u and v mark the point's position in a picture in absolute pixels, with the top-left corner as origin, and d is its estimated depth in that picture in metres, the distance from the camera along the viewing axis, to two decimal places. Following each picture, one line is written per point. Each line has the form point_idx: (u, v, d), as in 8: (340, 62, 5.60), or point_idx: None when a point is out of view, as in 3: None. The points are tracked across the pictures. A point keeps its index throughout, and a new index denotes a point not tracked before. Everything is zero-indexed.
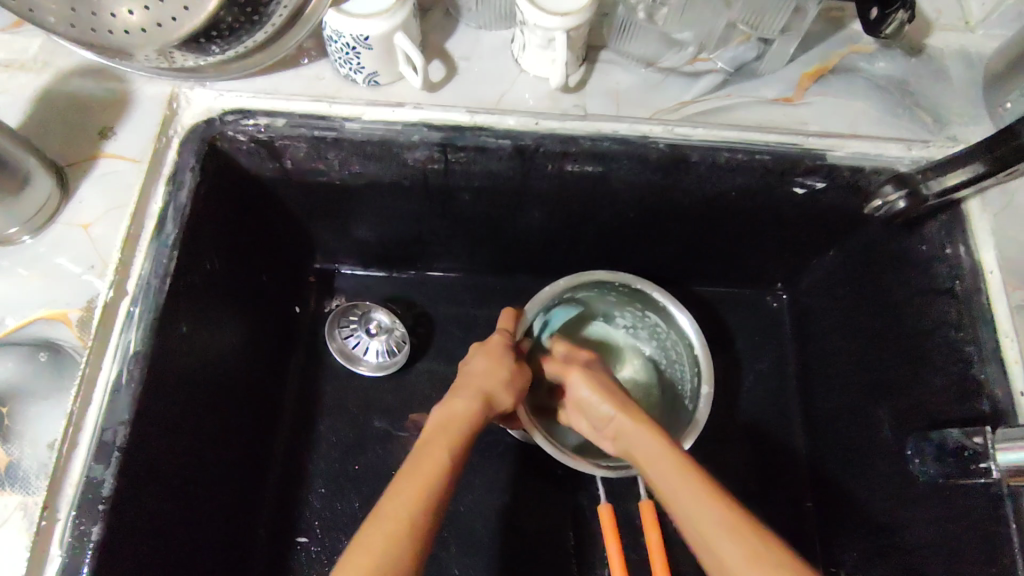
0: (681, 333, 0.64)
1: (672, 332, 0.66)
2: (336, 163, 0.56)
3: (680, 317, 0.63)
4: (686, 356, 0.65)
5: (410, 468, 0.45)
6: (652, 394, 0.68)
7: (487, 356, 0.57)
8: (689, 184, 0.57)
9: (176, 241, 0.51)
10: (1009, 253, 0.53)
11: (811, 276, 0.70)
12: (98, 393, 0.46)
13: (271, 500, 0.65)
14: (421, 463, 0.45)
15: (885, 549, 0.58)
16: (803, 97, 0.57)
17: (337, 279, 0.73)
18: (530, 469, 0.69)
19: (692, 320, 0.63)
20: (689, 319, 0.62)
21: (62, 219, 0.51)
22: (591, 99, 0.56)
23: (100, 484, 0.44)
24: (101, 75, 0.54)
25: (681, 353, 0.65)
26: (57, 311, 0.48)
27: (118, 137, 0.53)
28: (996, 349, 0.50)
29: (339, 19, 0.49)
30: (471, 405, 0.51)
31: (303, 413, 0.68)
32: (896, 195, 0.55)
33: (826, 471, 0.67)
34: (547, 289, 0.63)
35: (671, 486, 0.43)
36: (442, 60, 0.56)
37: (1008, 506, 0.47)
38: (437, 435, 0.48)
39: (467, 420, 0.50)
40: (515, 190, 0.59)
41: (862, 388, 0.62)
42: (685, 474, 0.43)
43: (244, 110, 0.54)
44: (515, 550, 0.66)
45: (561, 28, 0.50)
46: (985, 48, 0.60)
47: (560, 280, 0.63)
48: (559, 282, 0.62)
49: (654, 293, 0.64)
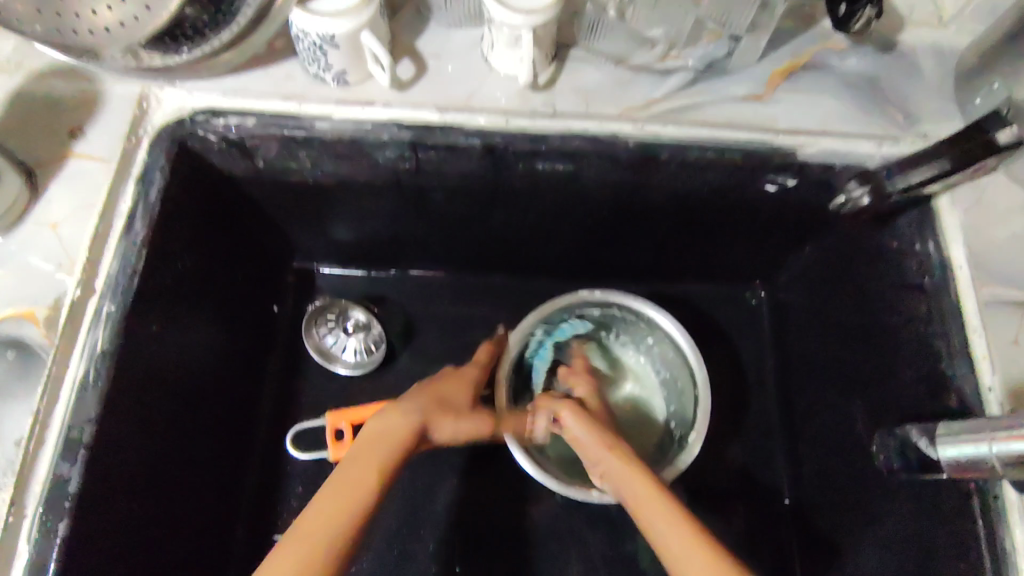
0: (678, 350, 0.65)
1: (669, 349, 0.66)
2: (308, 162, 0.56)
3: (676, 334, 0.64)
4: (689, 389, 0.64)
5: (338, 480, 0.46)
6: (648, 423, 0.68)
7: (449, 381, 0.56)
8: (661, 182, 0.57)
9: (145, 240, 0.51)
10: (978, 249, 0.53)
11: (787, 273, 0.70)
12: (65, 391, 0.47)
13: (248, 500, 0.65)
14: (351, 477, 0.46)
15: (858, 545, 0.58)
16: (773, 94, 0.57)
17: (316, 278, 0.74)
18: (508, 467, 0.69)
19: (695, 349, 0.63)
20: (693, 350, 0.62)
21: (32, 219, 0.51)
22: (560, 98, 0.56)
23: (66, 482, 0.45)
24: (72, 76, 0.55)
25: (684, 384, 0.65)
26: (23, 310, 0.48)
27: (88, 138, 0.53)
28: (963, 343, 0.50)
29: (304, 18, 0.49)
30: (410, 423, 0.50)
31: (280, 412, 0.68)
32: (859, 191, 0.55)
33: (803, 467, 0.67)
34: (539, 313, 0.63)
35: (643, 509, 0.46)
36: (412, 60, 0.57)
37: (975, 501, 0.47)
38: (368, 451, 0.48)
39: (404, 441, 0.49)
40: (487, 188, 0.59)
41: (837, 386, 0.62)
42: (654, 498, 0.46)
43: (214, 110, 0.54)
44: (491, 549, 0.66)
45: (527, 26, 0.50)
46: (958, 44, 0.60)
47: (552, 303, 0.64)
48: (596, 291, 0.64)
49: (650, 311, 0.65)
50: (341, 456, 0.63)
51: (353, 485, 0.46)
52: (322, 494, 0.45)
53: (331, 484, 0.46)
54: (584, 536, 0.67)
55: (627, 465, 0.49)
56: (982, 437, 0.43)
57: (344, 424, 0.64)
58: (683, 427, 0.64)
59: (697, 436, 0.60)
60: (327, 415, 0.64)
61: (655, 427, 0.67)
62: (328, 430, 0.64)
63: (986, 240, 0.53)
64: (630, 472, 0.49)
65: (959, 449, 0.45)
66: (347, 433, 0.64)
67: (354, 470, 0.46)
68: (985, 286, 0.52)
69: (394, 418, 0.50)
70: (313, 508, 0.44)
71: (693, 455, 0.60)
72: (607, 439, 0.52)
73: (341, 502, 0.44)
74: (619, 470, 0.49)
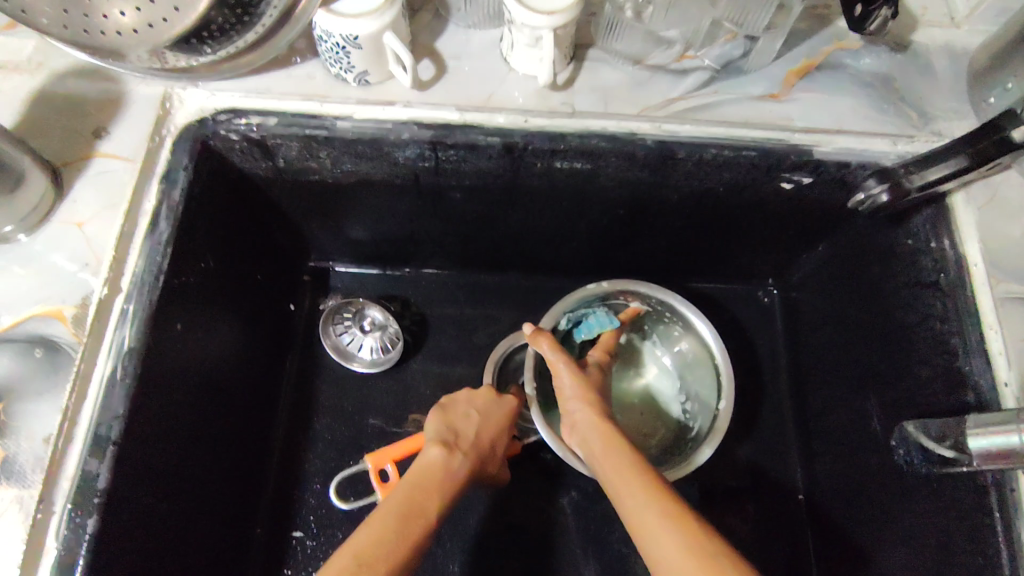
0: (701, 340, 0.66)
1: (690, 340, 0.67)
2: (327, 161, 0.57)
3: (699, 324, 0.65)
4: (704, 365, 0.66)
5: (404, 512, 0.48)
6: (665, 408, 0.68)
7: (494, 416, 0.61)
8: (677, 180, 0.58)
9: (169, 238, 0.51)
10: (993, 246, 0.53)
11: (801, 270, 0.70)
12: (93, 387, 0.47)
13: (267, 497, 0.66)
14: (414, 513, 0.49)
15: (875, 541, 0.58)
16: (789, 93, 0.58)
17: (332, 278, 0.74)
18: (525, 464, 0.69)
19: (711, 326, 0.65)
20: (708, 327, 0.64)
21: (57, 218, 0.51)
22: (579, 97, 0.57)
23: (95, 478, 0.45)
24: (96, 76, 0.55)
25: (695, 363, 0.67)
26: (52, 308, 0.49)
27: (113, 137, 0.54)
28: (980, 340, 0.50)
29: (328, 19, 0.50)
30: (463, 467, 0.55)
31: (298, 411, 0.69)
32: (878, 189, 0.55)
33: (818, 464, 0.67)
34: (559, 306, 0.65)
35: (590, 444, 0.53)
36: (432, 60, 0.57)
37: (992, 495, 0.48)
38: (427, 486, 0.52)
39: (456, 484, 0.53)
40: (506, 187, 0.59)
41: (852, 382, 0.63)
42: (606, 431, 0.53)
43: (236, 110, 0.54)
44: (509, 545, 0.67)
45: (548, 26, 0.51)
46: (971, 43, 0.61)
47: (571, 298, 0.65)
48: (604, 284, 0.66)
49: (675, 300, 0.66)
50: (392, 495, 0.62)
51: (418, 518, 0.49)
52: (384, 515, 0.48)
53: (389, 508, 0.49)
54: (599, 533, 0.67)
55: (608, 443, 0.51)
56: (1012, 428, 0.43)
57: (388, 464, 0.63)
58: (703, 400, 0.66)
59: (726, 406, 0.62)
60: (369, 457, 0.63)
61: (667, 419, 0.68)
62: (372, 472, 0.63)
63: (1002, 237, 0.53)
64: (611, 444, 0.51)
65: (991, 440, 0.44)
66: (393, 472, 0.63)
67: (415, 500, 0.50)
68: (1001, 282, 0.52)
69: (455, 459, 0.55)
70: (382, 533, 0.46)
71: (714, 449, 0.60)
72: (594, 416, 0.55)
73: (405, 525, 0.47)
74: (600, 442, 0.52)
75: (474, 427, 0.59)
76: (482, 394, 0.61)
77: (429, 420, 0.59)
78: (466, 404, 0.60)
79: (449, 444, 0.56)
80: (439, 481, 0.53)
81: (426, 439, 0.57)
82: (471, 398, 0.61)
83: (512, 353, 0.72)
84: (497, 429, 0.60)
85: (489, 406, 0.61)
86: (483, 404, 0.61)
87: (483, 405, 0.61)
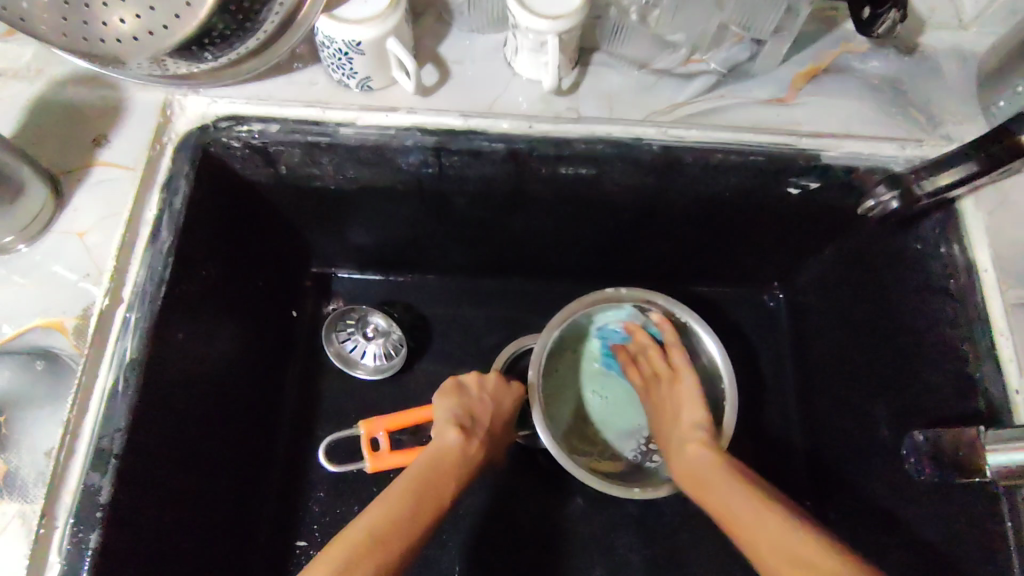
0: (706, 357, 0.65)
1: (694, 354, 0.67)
2: (330, 168, 0.56)
3: (707, 341, 0.64)
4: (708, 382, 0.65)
5: (420, 490, 0.48)
6: None
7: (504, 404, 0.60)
8: (684, 186, 0.57)
9: (170, 247, 0.51)
10: (1003, 250, 0.52)
11: (806, 275, 0.70)
12: (95, 401, 0.47)
13: (269, 508, 0.65)
14: (427, 492, 0.48)
15: (882, 548, 0.58)
16: (796, 97, 0.57)
17: (334, 283, 0.73)
18: (530, 471, 0.69)
19: (716, 339, 0.64)
20: (716, 344, 0.63)
21: (57, 228, 0.51)
22: (583, 102, 0.56)
23: (97, 492, 0.45)
24: (96, 84, 0.55)
25: (702, 375, 0.66)
26: (52, 319, 0.48)
27: (113, 144, 0.53)
28: (990, 348, 0.50)
29: (331, 25, 0.49)
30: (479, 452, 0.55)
31: (303, 418, 0.68)
32: (888, 196, 0.55)
33: (825, 470, 0.67)
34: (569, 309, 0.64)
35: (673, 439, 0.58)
36: (435, 64, 0.57)
37: (1004, 503, 0.47)
38: (442, 466, 0.51)
39: (470, 466, 0.53)
40: (510, 194, 0.59)
41: (858, 388, 0.62)
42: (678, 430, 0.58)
43: (238, 116, 0.54)
44: (513, 554, 0.66)
45: (552, 31, 0.50)
46: (979, 45, 0.60)
47: (585, 300, 0.64)
48: (621, 291, 0.65)
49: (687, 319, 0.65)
50: (381, 465, 0.61)
51: (432, 496, 0.48)
52: (398, 492, 0.48)
53: (402, 489, 0.48)
54: (607, 542, 0.67)
55: (809, 547, 0.41)
56: None
57: (381, 433, 0.62)
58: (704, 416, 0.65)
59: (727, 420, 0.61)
60: (363, 422, 0.62)
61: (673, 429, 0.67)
62: (364, 439, 0.62)
63: (1013, 241, 0.53)
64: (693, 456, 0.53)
65: (1009, 456, 0.43)
66: (384, 441, 0.62)
67: (432, 477, 0.50)
68: (1011, 288, 0.51)
69: (474, 443, 0.54)
70: (399, 510, 0.46)
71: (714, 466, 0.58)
72: (773, 512, 0.44)
73: (420, 508, 0.47)
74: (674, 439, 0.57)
75: (490, 414, 0.58)
76: (492, 378, 0.60)
77: (439, 399, 0.58)
78: (478, 386, 0.59)
79: (466, 428, 0.55)
80: (454, 465, 0.52)
81: (440, 419, 0.56)
82: (483, 379, 0.60)
83: (518, 357, 0.71)
84: (505, 417, 0.59)
85: (501, 391, 0.60)
86: (495, 389, 0.60)
87: (494, 390, 0.60)
